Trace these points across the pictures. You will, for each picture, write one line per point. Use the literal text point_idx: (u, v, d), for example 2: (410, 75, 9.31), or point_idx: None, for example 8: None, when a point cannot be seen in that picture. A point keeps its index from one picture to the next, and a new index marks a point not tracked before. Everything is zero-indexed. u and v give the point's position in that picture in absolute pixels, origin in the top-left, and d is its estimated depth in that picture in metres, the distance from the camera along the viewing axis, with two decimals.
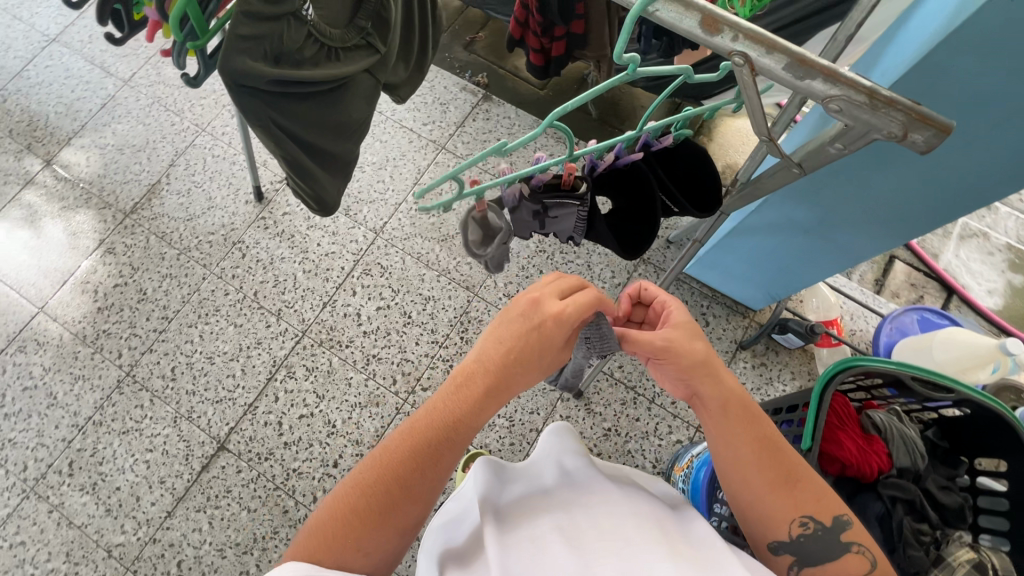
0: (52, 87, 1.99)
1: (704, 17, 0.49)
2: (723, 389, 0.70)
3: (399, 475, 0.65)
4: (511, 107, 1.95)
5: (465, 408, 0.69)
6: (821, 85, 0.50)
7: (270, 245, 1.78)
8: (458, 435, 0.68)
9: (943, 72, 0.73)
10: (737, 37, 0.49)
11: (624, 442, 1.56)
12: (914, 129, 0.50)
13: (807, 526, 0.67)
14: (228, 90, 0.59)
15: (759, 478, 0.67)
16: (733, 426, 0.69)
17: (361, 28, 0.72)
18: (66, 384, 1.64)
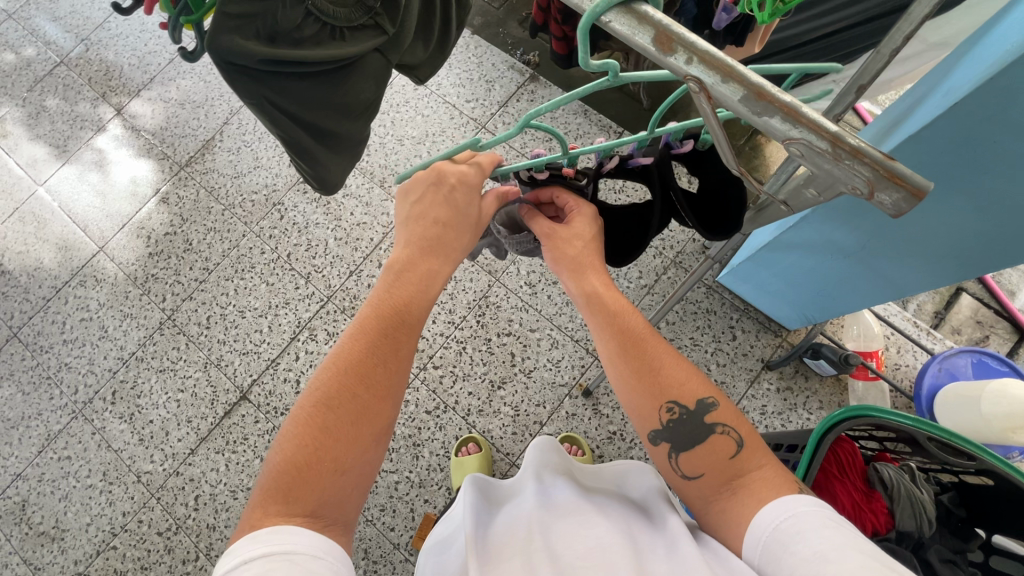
0: (128, 39, 2.11)
1: (658, 33, 0.36)
2: (592, 285, 0.75)
3: (351, 383, 0.67)
4: (558, 90, 1.88)
5: (400, 298, 0.72)
6: (779, 126, 0.37)
7: (307, 210, 1.83)
8: (400, 327, 0.71)
9: (1014, 98, 0.62)
10: (694, 61, 0.36)
11: (627, 448, 1.52)
12: (881, 191, 0.38)
13: (672, 410, 0.70)
14: (218, 67, 0.60)
15: (623, 369, 0.71)
16: (598, 318, 0.74)
17: (370, 8, 0.70)
18: (116, 320, 1.79)
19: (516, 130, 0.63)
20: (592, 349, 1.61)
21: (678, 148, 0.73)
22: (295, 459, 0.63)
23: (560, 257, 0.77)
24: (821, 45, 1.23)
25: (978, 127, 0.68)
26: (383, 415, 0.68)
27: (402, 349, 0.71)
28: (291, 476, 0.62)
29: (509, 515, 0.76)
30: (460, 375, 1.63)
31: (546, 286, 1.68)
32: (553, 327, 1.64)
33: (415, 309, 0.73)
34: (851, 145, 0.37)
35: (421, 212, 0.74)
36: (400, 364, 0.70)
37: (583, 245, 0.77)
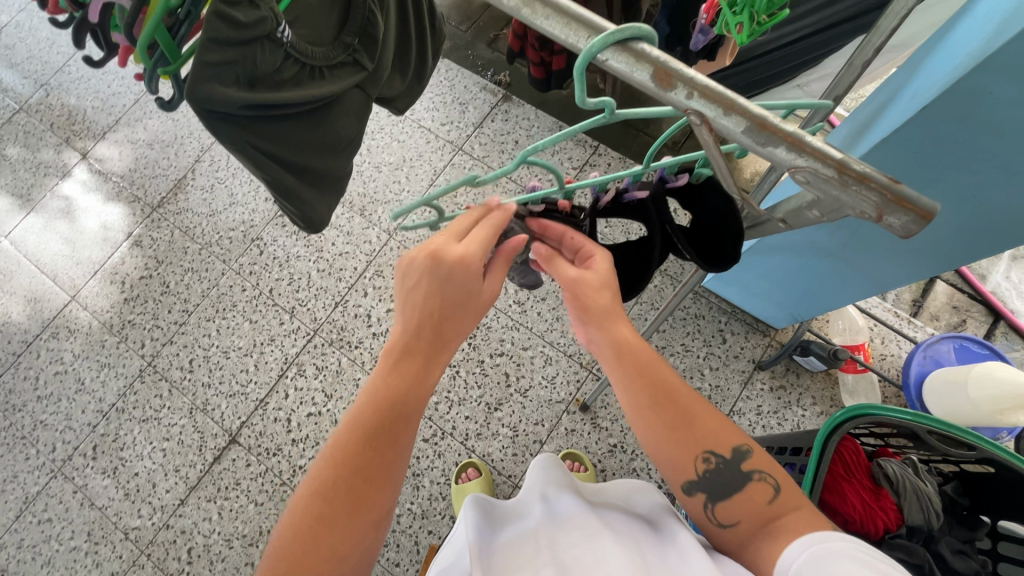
0: (90, 83, 2.07)
1: (656, 70, 0.37)
2: (620, 333, 0.69)
3: (353, 467, 0.59)
4: (531, 108, 1.90)
5: (419, 350, 0.66)
6: (785, 155, 0.37)
7: (286, 243, 1.80)
8: (419, 384, 0.65)
9: (985, 98, 0.64)
10: (694, 96, 0.37)
11: (629, 460, 1.52)
12: (890, 214, 0.38)
13: (710, 461, 0.66)
14: (198, 116, 0.59)
15: (658, 422, 0.66)
16: (625, 372, 0.68)
17: (348, 44, 0.70)
18: (93, 371, 1.72)
19: (514, 166, 0.60)
20: (586, 363, 1.61)
21: (674, 181, 0.74)
22: (292, 544, 0.57)
23: (587, 308, 0.70)
24: (784, 52, 1.27)
25: (952, 126, 0.70)
26: (399, 477, 0.62)
27: (419, 403, 0.65)
28: (300, 544, 0.57)
29: (514, 535, 0.74)
30: (455, 400, 1.60)
31: (535, 303, 1.68)
32: (546, 344, 1.64)
33: (433, 366, 0.66)
34: (857, 170, 0.38)
35: (430, 276, 0.64)
36: (415, 422, 0.64)
37: (608, 292, 0.71)
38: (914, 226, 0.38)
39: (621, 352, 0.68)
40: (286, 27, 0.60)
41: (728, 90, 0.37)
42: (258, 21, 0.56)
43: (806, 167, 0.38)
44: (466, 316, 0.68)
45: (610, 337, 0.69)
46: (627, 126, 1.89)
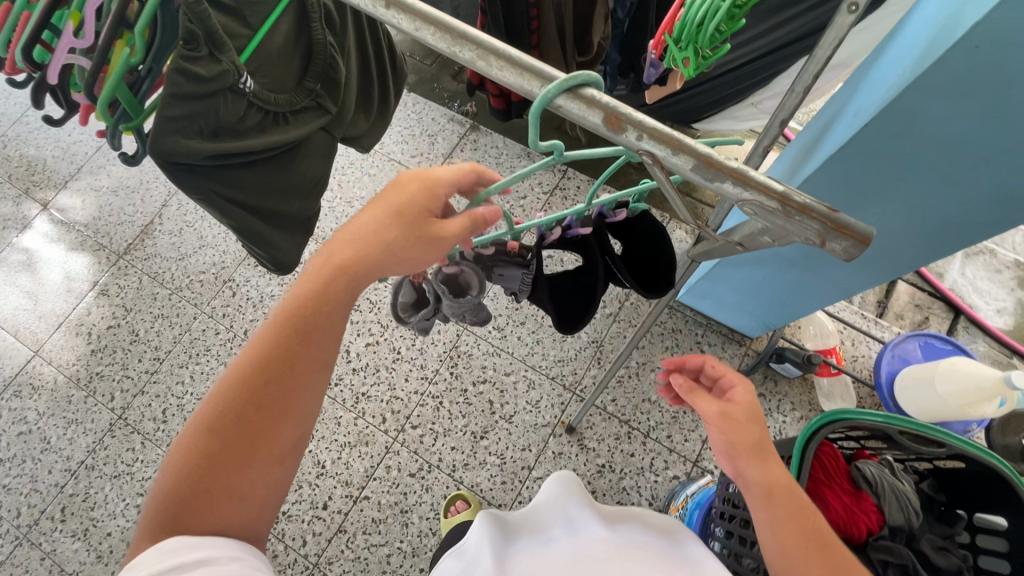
0: (49, 132, 2.03)
1: (606, 115, 0.39)
2: (772, 473, 0.62)
3: (247, 407, 0.62)
4: (499, 136, 1.94)
5: (312, 306, 0.63)
6: (731, 189, 0.39)
7: (260, 283, 1.78)
8: (312, 348, 0.63)
9: (918, 116, 0.69)
10: (643, 137, 0.39)
11: (618, 479, 1.52)
12: (832, 240, 0.40)
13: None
14: (162, 169, 0.59)
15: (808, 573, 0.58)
16: (778, 515, 0.60)
17: (310, 89, 0.71)
18: (59, 428, 1.65)
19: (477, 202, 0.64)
20: (569, 385, 1.61)
21: (612, 215, 0.86)
22: (196, 473, 0.61)
23: (736, 441, 0.63)
24: (736, 74, 1.34)
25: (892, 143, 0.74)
26: (296, 438, 0.65)
27: (318, 366, 0.64)
28: (197, 484, 0.61)
29: (533, 548, 0.69)
30: (440, 431, 1.59)
31: (514, 328, 1.69)
32: (528, 368, 1.64)
33: (328, 329, 0.64)
34: (799, 202, 0.40)
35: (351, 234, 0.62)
36: (311, 386, 0.64)
37: (761, 431, 0.65)
38: (855, 250, 0.41)
39: (775, 493, 0.61)
40: (248, 75, 0.61)
41: (676, 131, 0.39)
42: (219, 74, 0.57)
43: (752, 200, 0.40)
44: (365, 271, 0.62)
45: (760, 476, 0.61)
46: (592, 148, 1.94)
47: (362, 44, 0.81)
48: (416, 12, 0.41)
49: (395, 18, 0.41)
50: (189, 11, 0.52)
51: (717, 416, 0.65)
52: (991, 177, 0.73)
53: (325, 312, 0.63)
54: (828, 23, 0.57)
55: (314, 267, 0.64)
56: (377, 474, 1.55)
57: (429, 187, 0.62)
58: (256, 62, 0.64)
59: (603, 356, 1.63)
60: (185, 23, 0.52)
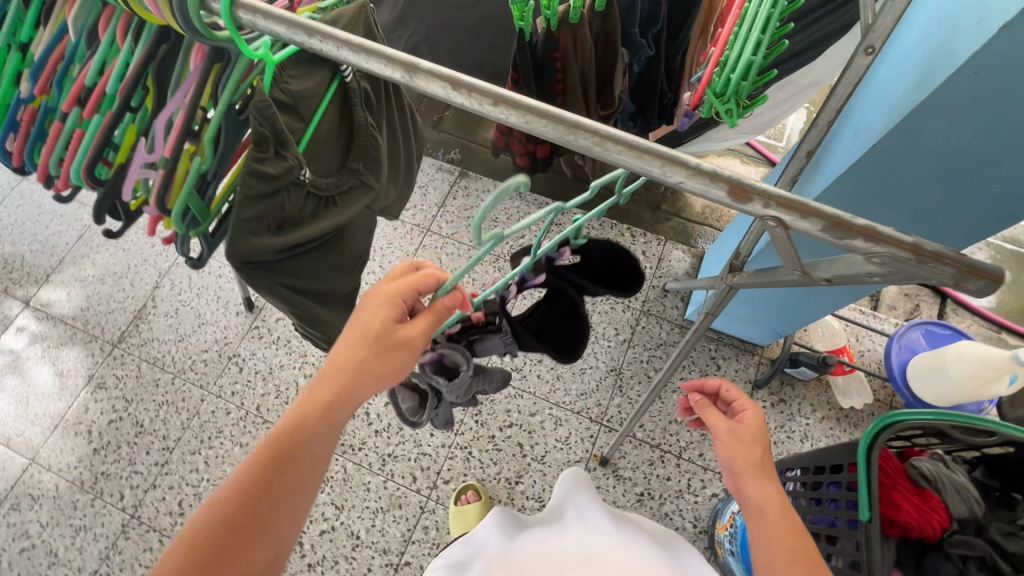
0: (24, 226, 1.96)
1: (734, 187, 0.42)
2: (768, 492, 0.73)
3: (205, 543, 0.63)
4: (488, 180, 1.98)
5: (300, 435, 0.67)
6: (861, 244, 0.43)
7: (267, 355, 1.74)
8: (298, 474, 0.67)
9: (923, 136, 0.74)
10: (770, 204, 0.42)
11: (659, 505, 1.52)
12: (966, 282, 0.42)
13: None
14: (236, 270, 0.58)
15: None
16: (770, 529, 0.71)
17: (354, 169, 0.73)
18: (67, 539, 1.54)
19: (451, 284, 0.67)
20: (596, 417, 1.62)
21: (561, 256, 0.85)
22: None
23: (738, 456, 0.77)
24: None
25: (898, 162, 0.80)
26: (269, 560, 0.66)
27: (299, 493, 0.68)
28: None
29: (543, 533, 0.97)
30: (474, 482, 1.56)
31: (532, 367, 1.69)
32: (552, 405, 1.64)
33: (314, 456, 0.68)
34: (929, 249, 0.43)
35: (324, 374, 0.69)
36: (293, 512, 0.67)
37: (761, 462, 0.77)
38: (989, 290, 0.42)
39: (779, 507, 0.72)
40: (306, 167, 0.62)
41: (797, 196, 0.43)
42: (288, 169, 0.58)
43: (882, 252, 0.43)
44: (352, 395, 0.68)
45: (757, 492, 0.73)
46: (580, 181, 2.01)
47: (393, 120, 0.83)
48: (527, 107, 0.41)
49: (507, 112, 0.41)
50: (259, 113, 0.55)
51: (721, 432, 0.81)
52: (994, 184, 0.78)
53: (313, 439, 0.68)
54: (846, 65, 0.62)
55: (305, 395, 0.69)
56: (415, 537, 1.50)
57: (390, 301, 0.69)
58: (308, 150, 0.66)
59: (625, 383, 1.65)
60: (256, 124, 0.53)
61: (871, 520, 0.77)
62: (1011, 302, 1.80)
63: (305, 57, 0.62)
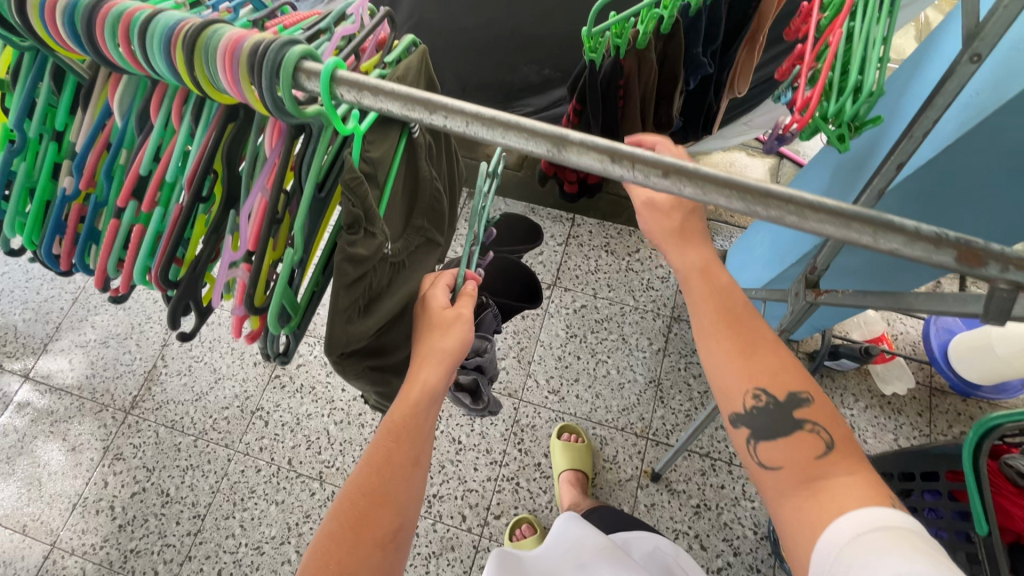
0: (13, 295, 1.85)
1: (959, 251, 0.33)
2: (695, 255, 0.79)
3: (348, 539, 0.58)
4: (498, 198, 1.94)
5: (410, 406, 0.65)
6: None
7: (292, 404, 1.67)
8: (415, 438, 0.65)
9: (1004, 134, 0.72)
10: (1012, 267, 0.33)
11: (718, 515, 1.49)
12: None
13: (759, 398, 0.67)
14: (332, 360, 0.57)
15: (722, 350, 0.70)
16: (701, 288, 0.75)
17: (419, 227, 0.70)
18: None
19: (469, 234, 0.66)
20: (641, 432, 1.58)
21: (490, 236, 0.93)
22: None
23: (656, 223, 0.83)
24: None
25: (974, 160, 0.77)
26: (398, 531, 0.60)
27: (418, 464, 0.65)
28: None
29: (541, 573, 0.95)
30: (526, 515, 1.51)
31: (570, 387, 1.65)
32: (595, 425, 1.60)
33: (424, 423, 0.66)
34: None
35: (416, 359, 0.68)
36: (412, 487, 0.63)
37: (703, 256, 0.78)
38: None
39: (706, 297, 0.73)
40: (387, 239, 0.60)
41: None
42: (376, 247, 0.54)
43: None
44: (437, 373, 0.66)
45: (681, 257, 0.80)
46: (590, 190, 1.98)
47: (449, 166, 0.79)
48: (701, 176, 0.35)
49: (679, 185, 0.36)
50: (351, 192, 0.50)
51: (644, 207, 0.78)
52: None
53: (423, 404, 0.65)
54: (947, 74, 0.59)
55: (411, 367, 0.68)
56: None
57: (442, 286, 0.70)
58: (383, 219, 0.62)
59: (666, 394, 1.62)
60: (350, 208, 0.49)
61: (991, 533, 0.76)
62: None
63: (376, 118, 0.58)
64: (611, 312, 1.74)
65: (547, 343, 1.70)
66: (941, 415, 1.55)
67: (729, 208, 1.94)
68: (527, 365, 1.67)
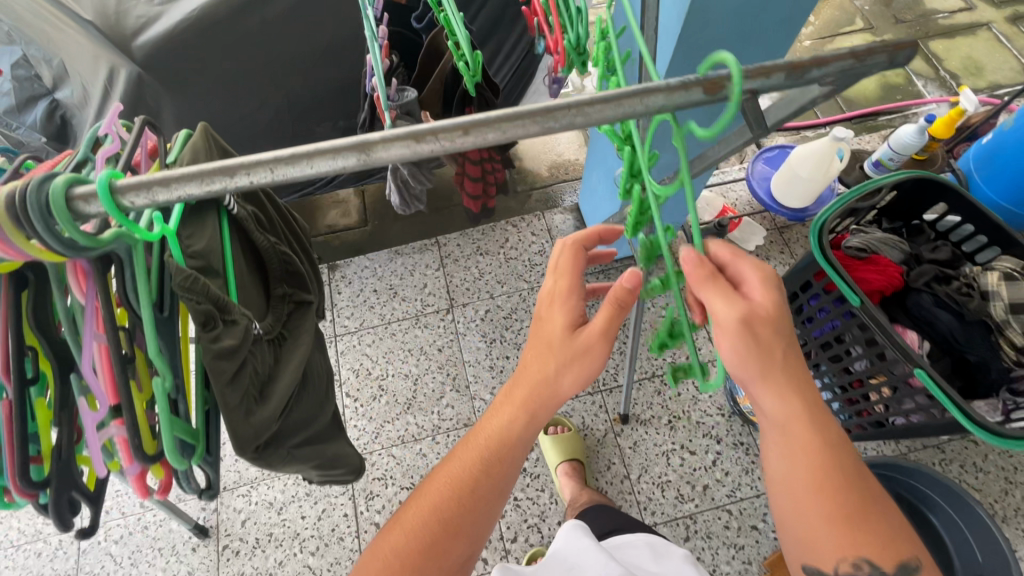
0: None
1: (705, 85, 0.40)
2: (785, 403, 0.61)
3: (463, 495, 0.69)
4: (359, 258, 1.89)
5: (546, 393, 0.69)
6: (822, 73, 0.40)
7: (256, 564, 1.47)
8: (512, 452, 0.70)
9: (708, 12, 0.87)
10: (740, 81, 0.40)
11: (689, 420, 1.59)
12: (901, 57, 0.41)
13: (860, 565, 0.60)
14: (245, 453, 0.50)
15: (807, 481, 0.60)
16: (801, 436, 0.60)
17: (283, 294, 0.66)
18: None
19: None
20: (593, 388, 1.64)
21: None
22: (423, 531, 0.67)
23: (752, 364, 0.59)
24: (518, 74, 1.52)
25: (703, 39, 0.92)
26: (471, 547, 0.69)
27: (508, 476, 0.71)
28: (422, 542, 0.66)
29: None
30: (538, 518, 1.49)
31: None
32: (554, 406, 1.63)
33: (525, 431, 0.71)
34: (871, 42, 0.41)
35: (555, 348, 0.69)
36: (513, 463, 0.71)
37: (784, 343, 0.60)
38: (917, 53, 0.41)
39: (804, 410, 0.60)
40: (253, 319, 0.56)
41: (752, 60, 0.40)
42: (242, 333, 0.51)
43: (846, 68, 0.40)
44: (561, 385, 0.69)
45: (773, 406, 0.61)
46: (438, 211, 2.04)
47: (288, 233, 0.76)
48: (496, 116, 0.39)
49: (484, 135, 0.40)
50: (188, 292, 0.46)
51: (745, 330, 0.58)
52: (768, 22, 0.93)
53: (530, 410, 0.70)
54: None
55: (523, 371, 0.71)
56: None
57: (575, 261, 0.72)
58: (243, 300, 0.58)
59: None
60: (197, 305, 0.46)
61: (863, 300, 0.90)
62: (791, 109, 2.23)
63: (183, 213, 0.55)
64: (514, 304, 1.79)
65: (474, 360, 1.70)
66: (796, 243, 1.81)
67: (561, 169, 2.11)
68: (467, 389, 1.66)
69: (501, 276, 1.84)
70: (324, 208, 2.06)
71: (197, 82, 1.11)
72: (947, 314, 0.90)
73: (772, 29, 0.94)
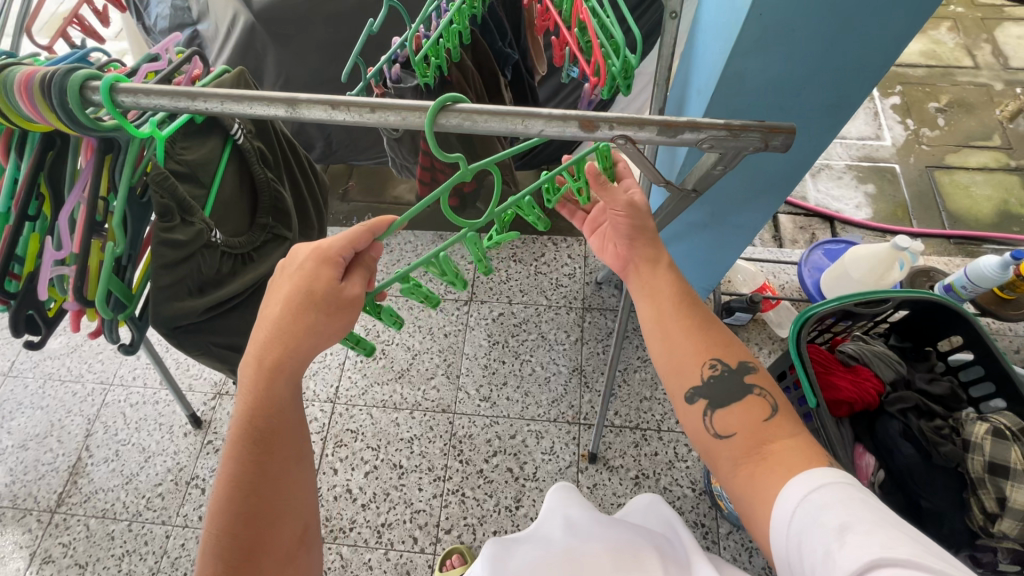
0: None
1: (581, 121, 0.47)
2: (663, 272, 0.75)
3: (261, 480, 0.63)
4: (407, 232, 2.03)
5: (291, 369, 0.64)
6: (691, 137, 0.48)
7: None
8: (289, 427, 0.66)
9: (745, 77, 0.86)
10: (614, 126, 0.47)
11: (656, 482, 1.53)
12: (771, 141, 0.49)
13: (715, 367, 0.71)
14: (165, 334, 0.66)
15: (678, 325, 0.72)
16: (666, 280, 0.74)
17: (264, 224, 0.80)
18: None
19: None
20: (573, 419, 1.64)
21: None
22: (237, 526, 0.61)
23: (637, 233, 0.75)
24: None
25: (737, 103, 0.91)
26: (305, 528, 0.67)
27: (299, 446, 0.67)
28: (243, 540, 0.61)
29: None
30: (476, 522, 1.50)
31: (499, 392, 1.70)
32: (529, 422, 1.65)
33: (280, 404, 0.65)
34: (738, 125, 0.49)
35: (306, 324, 0.63)
36: (294, 431, 0.67)
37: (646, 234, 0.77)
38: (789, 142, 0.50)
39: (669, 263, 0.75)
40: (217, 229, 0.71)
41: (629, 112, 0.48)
42: (195, 233, 0.67)
43: (710, 138, 0.48)
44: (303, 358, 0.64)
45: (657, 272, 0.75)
46: None
47: (295, 178, 0.89)
48: (402, 106, 0.48)
49: (385, 116, 0.48)
50: (158, 186, 0.62)
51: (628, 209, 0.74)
52: (810, 102, 0.90)
53: (280, 387, 0.64)
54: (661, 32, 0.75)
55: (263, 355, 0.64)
56: None
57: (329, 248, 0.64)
58: (217, 211, 0.74)
59: (589, 378, 1.70)
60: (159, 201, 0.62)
61: (819, 404, 0.85)
62: (884, 209, 2.07)
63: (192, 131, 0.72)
64: (528, 315, 1.84)
65: (473, 354, 1.77)
66: None
67: None
68: (456, 378, 1.72)
69: (525, 287, 1.89)
70: (395, 181, 2.23)
71: (298, 39, 1.29)
72: (909, 450, 0.83)
73: (814, 111, 0.91)
